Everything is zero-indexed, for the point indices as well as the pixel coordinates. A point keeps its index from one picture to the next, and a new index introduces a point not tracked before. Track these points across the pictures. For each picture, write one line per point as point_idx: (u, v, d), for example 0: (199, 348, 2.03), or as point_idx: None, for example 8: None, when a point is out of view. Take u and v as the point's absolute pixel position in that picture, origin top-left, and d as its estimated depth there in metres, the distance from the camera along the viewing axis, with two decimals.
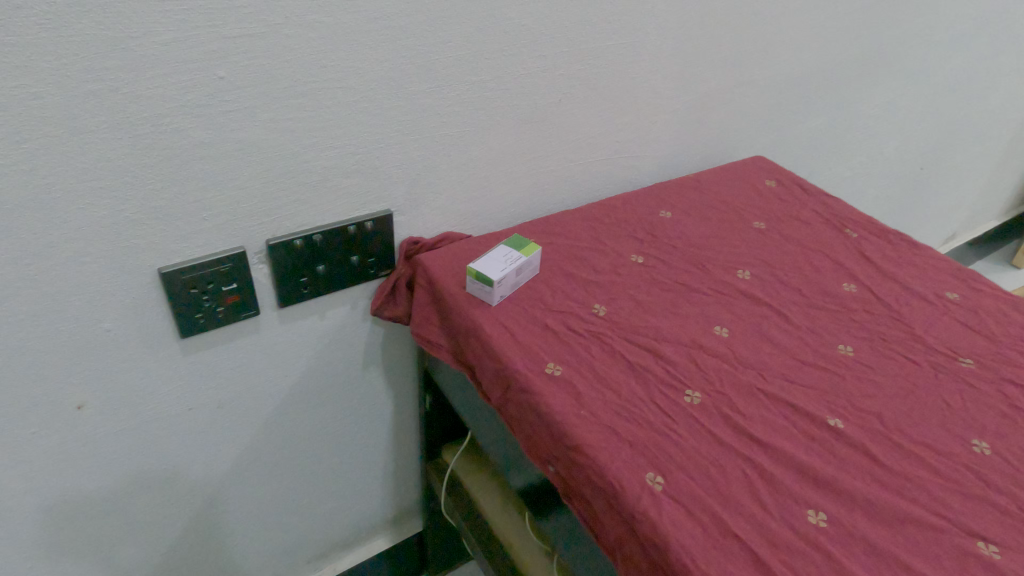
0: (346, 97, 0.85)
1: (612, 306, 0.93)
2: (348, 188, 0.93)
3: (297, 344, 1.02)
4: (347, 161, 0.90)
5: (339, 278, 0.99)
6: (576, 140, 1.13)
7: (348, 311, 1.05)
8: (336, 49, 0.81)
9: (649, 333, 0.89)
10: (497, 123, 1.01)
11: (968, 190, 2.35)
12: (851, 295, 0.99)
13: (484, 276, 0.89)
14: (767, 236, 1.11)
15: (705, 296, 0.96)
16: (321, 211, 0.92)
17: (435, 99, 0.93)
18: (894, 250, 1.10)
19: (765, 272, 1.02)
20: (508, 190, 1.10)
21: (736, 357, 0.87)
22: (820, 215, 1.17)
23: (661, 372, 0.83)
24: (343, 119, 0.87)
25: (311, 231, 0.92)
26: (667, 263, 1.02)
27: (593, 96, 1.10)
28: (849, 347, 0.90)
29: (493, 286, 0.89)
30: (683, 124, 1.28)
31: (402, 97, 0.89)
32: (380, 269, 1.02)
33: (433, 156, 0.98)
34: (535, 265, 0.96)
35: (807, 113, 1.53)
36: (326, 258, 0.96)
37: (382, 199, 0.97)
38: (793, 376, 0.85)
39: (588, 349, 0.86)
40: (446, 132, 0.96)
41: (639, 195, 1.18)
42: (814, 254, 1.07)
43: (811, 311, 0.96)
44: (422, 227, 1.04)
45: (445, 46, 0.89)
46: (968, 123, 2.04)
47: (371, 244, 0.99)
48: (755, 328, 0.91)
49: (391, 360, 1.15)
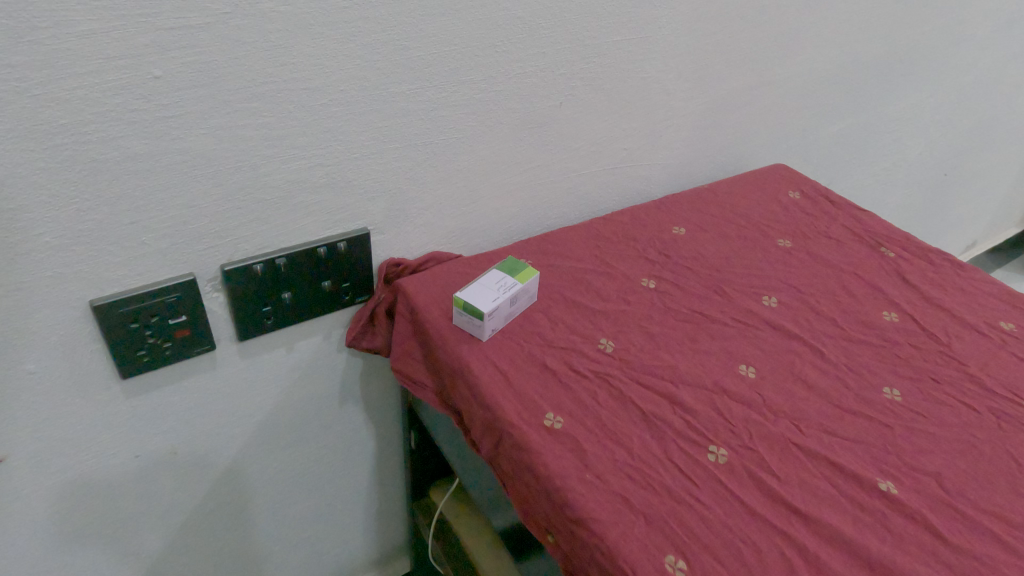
0: (312, 99, 0.73)
1: (620, 342, 0.81)
2: (317, 205, 0.80)
3: (262, 379, 0.90)
4: (316, 174, 0.78)
5: (308, 307, 0.87)
6: (579, 147, 1.01)
7: (321, 342, 0.92)
8: (299, 44, 0.69)
9: (664, 374, 0.76)
10: (489, 128, 0.89)
11: (991, 197, 2.23)
12: (893, 326, 0.87)
13: (473, 307, 0.77)
14: (794, 256, 0.98)
15: (726, 329, 0.84)
16: (286, 231, 0.80)
17: (418, 102, 0.80)
18: (937, 272, 0.97)
19: (794, 299, 0.90)
20: (503, 204, 0.98)
21: (766, 405, 0.74)
22: (851, 232, 1.05)
23: (679, 423, 0.71)
24: (309, 125, 0.74)
25: (274, 254, 0.80)
26: (682, 288, 0.90)
27: (597, 99, 0.98)
28: (895, 390, 0.78)
29: (483, 320, 0.77)
30: (697, 129, 1.16)
31: (378, 100, 0.77)
32: (357, 294, 0.90)
33: (416, 167, 0.86)
34: (532, 292, 0.84)
35: (830, 116, 1.41)
36: (293, 284, 0.84)
37: (357, 217, 0.85)
38: (834, 427, 0.72)
39: (594, 395, 0.73)
40: (430, 139, 0.84)
41: (650, 209, 1.06)
42: (848, 277, 0.95)
43: (849, 347, 0.83)
44: (404, 247, 0.92)
45: (429, 41, 0.77)
46: (995, 125, 1.92)
47: (344, 267, 0.87)
48: (785, 368, 0.79)
49: (371, 394, 1.03)
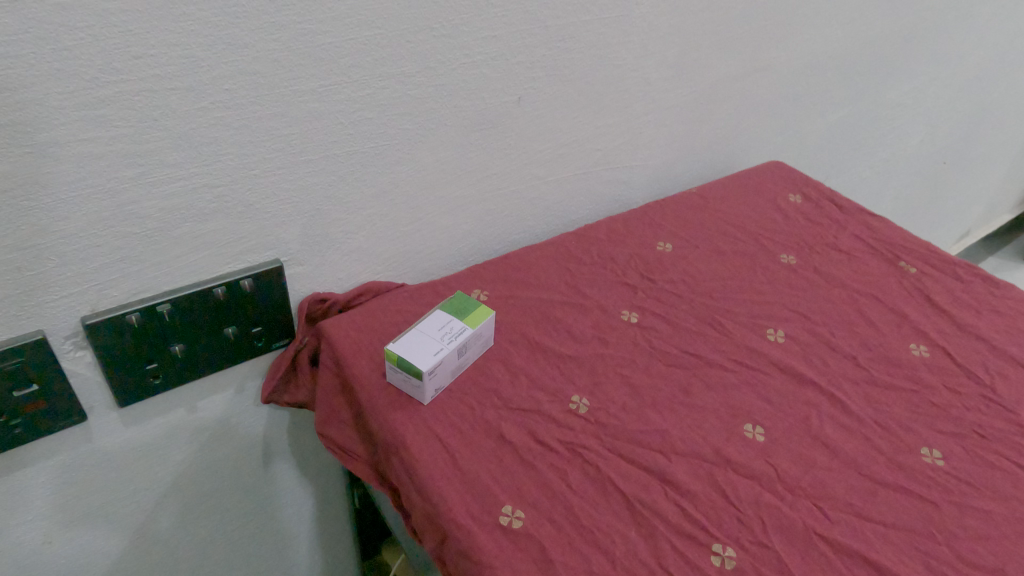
0: (186, 102, 0.55)
1: (597, 398, 0.65)
2: (208, 236, 0.63)
3: (158, 447, 0.73)
4: (203, 197, 0.61)
5: (209, 359, 0.70)
6: (543, 150, 0.85)
7: (233, 398, 0.76)
8: (157, 29, 0.51)
9: (651, 443, 0.61)
10: (431, 132, 0.72)
11: (986, 185, 2.11)
12: (923, 363, 0.72)
13: (409, 365, 0.60)
14: (800, 276, 0.83)
15: (725, 375, 0.69)
16: (170, 270, 0.63)
17: (334, 101, 0.63)
18: (966, 290, 0.83)
19: (804, 332, 0.75)
20: (454, 221, 0.82)
21: (781, 480, 0.59)
22: (863, 242, 0.90)
23: (673, 513, 0.56)
24: (188, 136, 0.57)
25: (155, 299, 0.63)
26: (670, 322, 0.74)
27: (564, 92, 0.81)
28: (936, 450, 0.63)
29: (422, 380, 0.60)
30: (683, 124, 1.00)
31: (281, 101, 0.60)
32: (272, 340, 0.73)
33: (338, 182, 0.69)
34: (486, 336, 0.67)
35: (828, 104, 1.25)
36: (184, 334, 0.67)
37: (266, 247, 0.68)
38: (867, 509, 0.57)
39: (565, 476, 0.58)
40: (355, 149, 0.67)
41: (629, 221, 0.90)
42: (864, 301, 0.80)
43: (875, 394, 0.68)
44: (331, 279, 0.75)
45: (342, 23, 0.60)
46: (995, 109, 1.78)
47: (253, 309, 0.70)
48: (801, 426, 0.64)
49: (304, 449, 0.86)
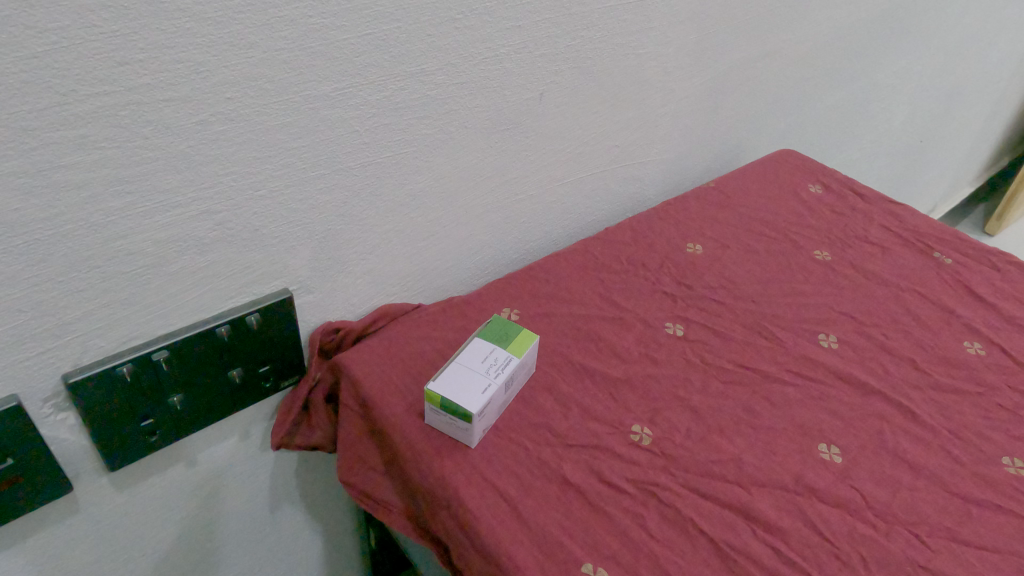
0: (181, 115, 0.46)
1: (659, 427, 0.59)
2: (208, 268, 0.54)
3: (155, 508, 0.64)
4: (202, 225, 0.52)
5: (210, 408, 0.61)
6: (563, 150, 0.78)
7: (238, 446, 0.67)
8: (147, 28, 0.42)
9: (727, 474, 0.55)
10: (451, 136, 0.65)
11: (954, 160, 2.13)
12: (982, 362, 0.69)
13: (456, 406, 0.53)
14: (839, 274, 0.79)
15: (788, 390, 0.64)
16: (165, 311, 0.54)
17: (349, 107, 0.55)
18: (1005, 280, 0.80)
19: (856, 336, 0.70)
20: (471, 232, 0.74)
21: (870, 506, 0.54)
22: (892, 233, 0.86)
23: (767, 555, 0.50)
24: (185, 155, 0.48)
25: (149, 347, 0.54)
26: (718, 333, 0.69)
27: (585, 85, 0.74)
28: (1017, 459, 0.59)
29: (472, 423, 0.53)
30: (697, 115, 0.94)
31: (291, 109, 0.51)
32: (281, 379, 0.65)
33: (352, 198, 0.60)
34: (530, 364, 0.60)
35: (827, 88, 1.22)
36: (184, 382, 0.57)
37: (273, 276, 0.59)
38: (964, 533, 0.53)
39: (642, 521, 0.52)
40: (370, 159, 0.59)
41: (652, 221, 0.84)
42: (908, 298, 0.76)
43: (942, 399, 0.64)
44: (343, 305, 0.67)
45: (358, 15, 0.51)
46: (968, 86, 1.79)
47: (260, 346, 0.61)
48: (876, 441, 0.60)
49: (314, 491, 0.78)
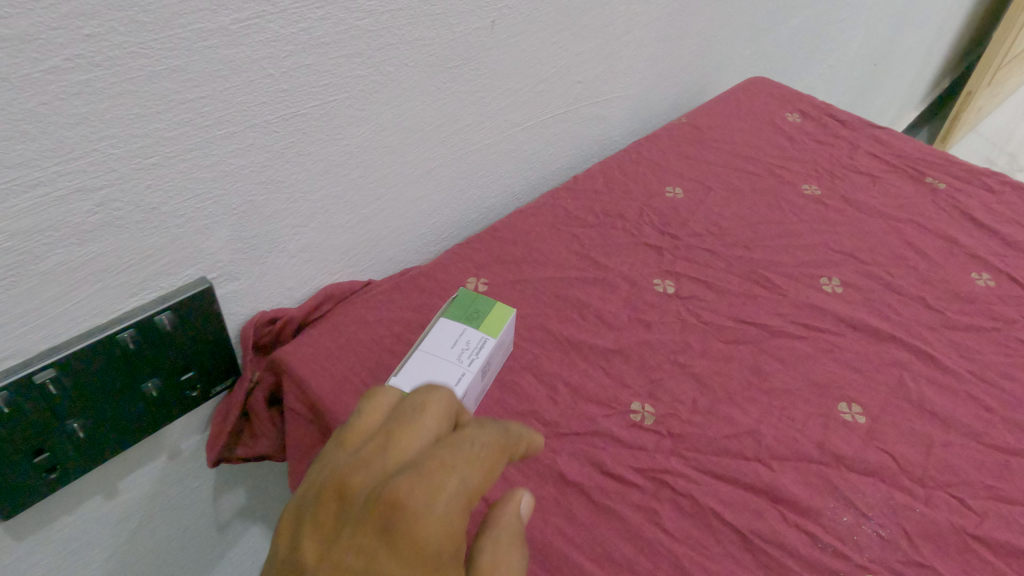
0: (23, 62, 0.34)
1: (661, 402, 0.51)
2: (97, 261, 0.43)
3: (74, 551, 0.53)
4: (80, 206, 0.40)
5: (126, 430, 0.50)
6: (521, 89, 0.67)
7: (169, 466, 0.56)
8: None
9: (744, 449, 0.48)
10: (390, 76, 0.53)
11: (904, 82, 2.09)
12: (993, 294, 0.63)
13: None
14: (830, 209, 0.72)
15: (796, 344, 0.57)
16: (44, 320, 0.42)
17: (257, 44, 0.43)
18: (1001, 202, 0.74)
19: (858, 276, 0.64)
20: (424, 191, 0.64)
21: (904, 470, 0.48)
22: (879, 160, 0.80)
23: (802, 542, 0.43)
24: (39, 115, 0.36)
25: (30, 366, 0.42)
26: (712, 286, 0.61)
27: (543, 11, 0.64)
28: None
29: None
30: (663, 43, 0.84)
31: (179, 49, 0.40)
32: (211, 385, 0.54)
33: (276, 160, 0.49)
34: (507, 341, 0.51)
35: (791, 9, 1.13)
36: (87, 404, 0.46)
37: (186, 263, 0.48)
38: (1007, 489, 0.48)
39: (656, 517, 0.44)
40: (292, 109, 0.48)
41: (624, 165, 0.75)
42: (907, 229, 0.70)
43: (959, 339, 0.59)
44: (279, 290, 0.56)
45: None
46: (921, 4, 1.73)
47: (179, 349, 0.50)
48: (899, 394, 0.53)
49: (268, 501, 0.68)
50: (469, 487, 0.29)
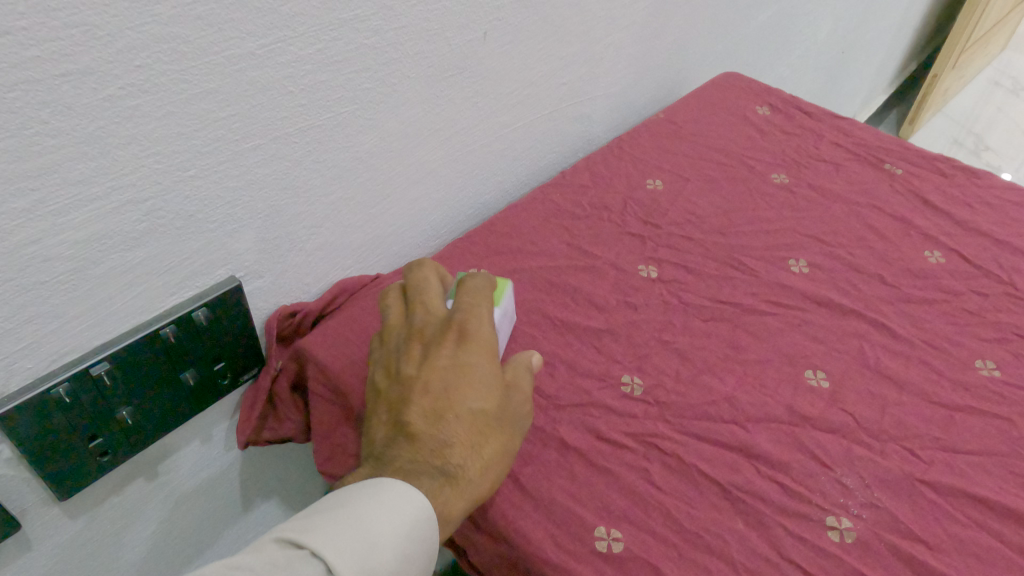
0: (85, 92, 0.39)
1: (649, 375, 0.57)
2: (143, 265, 0.48)
3: (118, 529, 0.58)
4: (129, 216, 0.45)
5: (167, 418, 0.55)
6: (511, 92, 0.73)
7: (202, 450, 0.61)
8: None
9: (722, 414, 0.55)
10: (395, 87, 0.59)
11: (872, 67, 2.17)
12: (944, 270, 0.70)
13: None
14: (798, 196, 0.78)
15: (768, 320, 0.63)
16: (99, 319, 0.47)
17: (279, 65, 0.48)
18: (952, 185, 0.81)
19: (823, 257, 0.70)
20: (425, 190, 0.69)
21: (862, 427, 0.55)
22: (842, 149, 0.86)
23: (774, 491, 0.50)
24: (96, 138, 0.41)
25: (86, 361, 0.47)
26: (691, 270, 0.67)
27: (529, 21, 0.69)
28: (989, 362, 0.61)
29: None
30: (641, 43, 0.90)
31: (213, 72, 0.45)
32: (240, 374, 0.59)
33: (295, 168, 0.54)
34: (511, 316, 0.57)
35: (761, 5, 1.19)
36: (133, 395, 0.51)
37: (217, 264, 0.53)
38: (952, 441, 0.54)
39: (647, 474, 0.50)
40: (310, 121, 0.53)
41: (607, 160, 0.81)
42: (868, 213, 0.76)
43: (913, 311, 0.65)
44: (297, 286, 0.61)
45: None
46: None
47: (213, 343, 0.55)
48: (859, 361, 0.60)
49: (289, 481, 0.74)
50: (490, 313, 0.50)
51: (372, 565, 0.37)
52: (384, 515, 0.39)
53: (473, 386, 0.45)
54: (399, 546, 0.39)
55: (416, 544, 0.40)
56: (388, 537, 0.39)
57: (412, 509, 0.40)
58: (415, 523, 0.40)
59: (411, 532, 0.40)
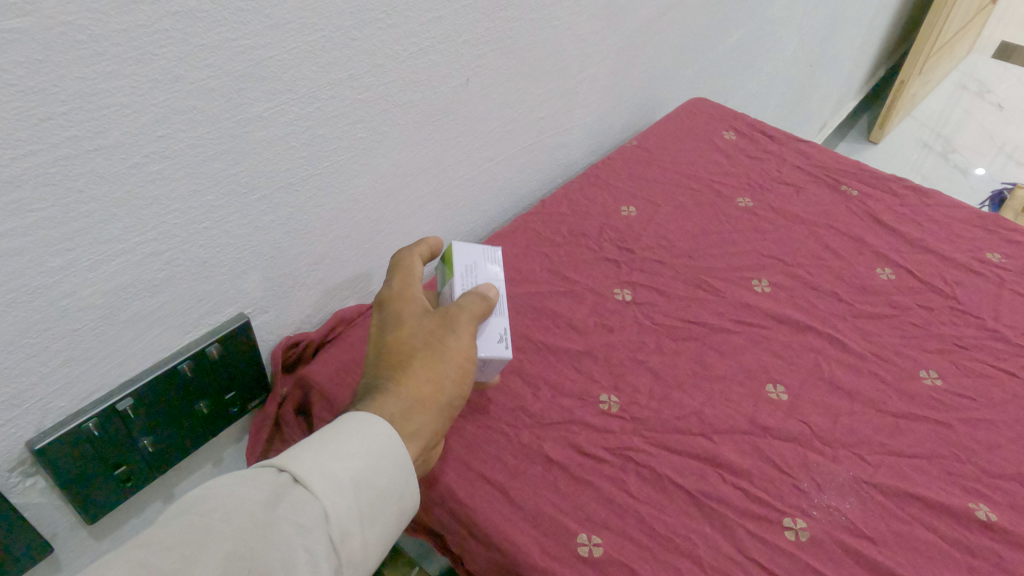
0: (114, 162, 0.44)
1: (624, 393, 0.63)
2: (162, 308, 0.53)
3: None
4: (151, 266, 0.50)
5: (184, 444, 0.60)
6: (493, 129, 0.78)
7: (213, 471, 0.66)
8: (64, 78, 0.39)
9: (690, 427, 0.60)
10: (386, 134, 0.64)
11: (840, 77, 2.25)
12: (893, 286, 0.76)
13: None
14: (761, 218, 0.84)
15: (733, 338, 0.69)
16: (123, 357, 0.52)
17: (283, 124, 0.53)
18: (904, 205, 0.88)
19: (784, 276, 0.77)
20: (415, 223, 0.74)
21: (816, 435, 0.61)
22: (803, 171, 0.93)
23: (737, 497, 0.55)
24: (124, 201, 0.46)
25: (113, 397, 0.52)
26: (663, 292, 0.73)
27: (508, 65, 0.75)
28: (932, 372, 0.67)
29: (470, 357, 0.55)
30: (613, 76, 0.96)
31: (225, 136, 0.50)
32: (249, 401, 0.64)
33: (297, 212, 0.59)
34: (482, 260, 0.61)
35: (728, 29, 1.26)
36: (154, 425, 0.56)
37: (228, 303, 0.58)
38: (896, 445, 0.60)
39: (623, 485, 0.56)
40: (310, 171, 0.58)
41: (584, 188, 0.87)
42: (825, 232, 0.83)
43: (864, 326, 0.71)
44: (300, 318, 0.66)
45: (284, 31, 0.50)
46: (850, 8, 1.88)
47: (225, 374, 0.60)
48: (815, 374, 0.66)
49: None
50: (410, 271, 0.58)
51: (336, 472, 0.42)
52: (350, 432, 0.44)
53: (392, 326, 0.53)
54: (365, 459, 0.43)
55: (383, 460, 0.44)
56: (352, 448, 0.43)
57: (370, 428, 0.45)
58: (374, 437, 0.45)
59: (377, 444, 0.45)
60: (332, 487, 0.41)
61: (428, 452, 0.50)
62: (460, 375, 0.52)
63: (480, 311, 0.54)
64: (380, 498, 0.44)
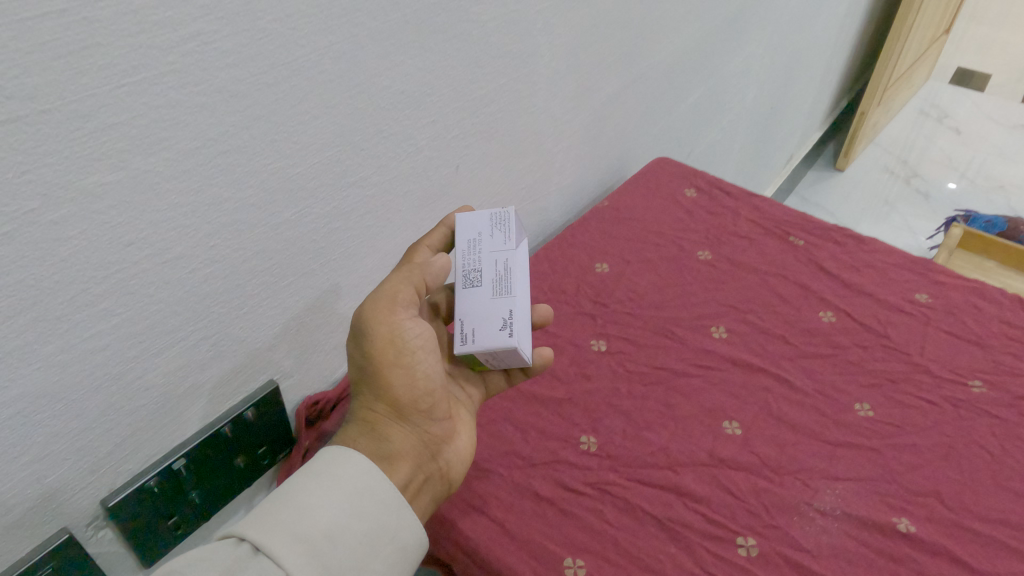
0: (178, 270, 0.54)
1: (601, 434, 0.73)
2: (209, 381, 0.63)
3: None
4: (202, 348, 0.60)
5: (224, 494, 0.69)
6: (480, 203, 0.89)
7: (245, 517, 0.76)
8: (144, 211, 0.50)
9: (658, 461, 0.71)
10: (390, 220, 0.75)
11: (802, 114, 2.40)
12: (833, 328, 0.87)
13: (471, 357, 0.62)
14: (719, 270, 0.96)
15: (695, 381, 0.80)
16: (176, 425, 0.62)
17: (306, 224, 0.64)
18: (845, 253, 0.99)
19: (738, 322, 0.88)
20: None
21: (765, 463, 0.71)
22: (757, 224, 1.04)
23: (698, 520, 0.66)
24: (183, 299, 0.56)
25: (168, 458, 0.62)
26: (633, 342, 0.84)
27: (491, 149, 0.86)
28: (866, 405, 0.78)
29: (466, 350, 0.59)
30: (585, 145, 1.08)
31: (261, 239, 0.60)
32: (276, 454, 0.74)
33: (317, 292, 0.70)
34: (475, 240, 0.65)
35: (690, 89, 1.39)
36: (200, 480, 0.66)
37: (261, 372, 0.68)
38: (833, 470, 0.71)
39: (602, 514, 0.66)
40: (328, 257, 0.69)
41: (562, 248, 0.98)
42: (775, 281, 0.94)
43: (808, 365, 0.83)
44: (319, 379, 0.77)
45: (307, 151, 0.61)
46: (805, 54, 2.03)
47: (258, 433, 0.70)
48: (765, 410, 0.77)
49: None
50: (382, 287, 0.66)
51: (302, 535, 0.51)
52: (316, 495, 0.53)
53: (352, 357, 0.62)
54: (330, 518, 0.52)
55: (351, 517, 0.53)
56: (317, 510, 0.52)
57: (333, 484, 0.54)
58: (338, 494, 0.53)
59: (342, 502, 0.53)
60: (299, 550, 0.50)
61: (424, 468, 0.60)
62: (410, 373, 0.59)
63: (393, 296, 0.59)
64: (357, 549, 0.52)
